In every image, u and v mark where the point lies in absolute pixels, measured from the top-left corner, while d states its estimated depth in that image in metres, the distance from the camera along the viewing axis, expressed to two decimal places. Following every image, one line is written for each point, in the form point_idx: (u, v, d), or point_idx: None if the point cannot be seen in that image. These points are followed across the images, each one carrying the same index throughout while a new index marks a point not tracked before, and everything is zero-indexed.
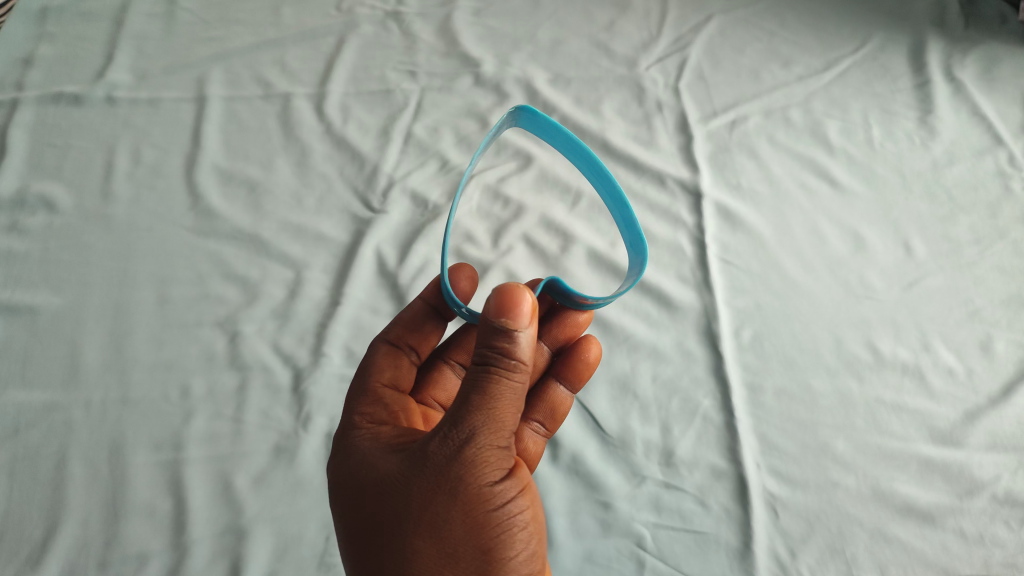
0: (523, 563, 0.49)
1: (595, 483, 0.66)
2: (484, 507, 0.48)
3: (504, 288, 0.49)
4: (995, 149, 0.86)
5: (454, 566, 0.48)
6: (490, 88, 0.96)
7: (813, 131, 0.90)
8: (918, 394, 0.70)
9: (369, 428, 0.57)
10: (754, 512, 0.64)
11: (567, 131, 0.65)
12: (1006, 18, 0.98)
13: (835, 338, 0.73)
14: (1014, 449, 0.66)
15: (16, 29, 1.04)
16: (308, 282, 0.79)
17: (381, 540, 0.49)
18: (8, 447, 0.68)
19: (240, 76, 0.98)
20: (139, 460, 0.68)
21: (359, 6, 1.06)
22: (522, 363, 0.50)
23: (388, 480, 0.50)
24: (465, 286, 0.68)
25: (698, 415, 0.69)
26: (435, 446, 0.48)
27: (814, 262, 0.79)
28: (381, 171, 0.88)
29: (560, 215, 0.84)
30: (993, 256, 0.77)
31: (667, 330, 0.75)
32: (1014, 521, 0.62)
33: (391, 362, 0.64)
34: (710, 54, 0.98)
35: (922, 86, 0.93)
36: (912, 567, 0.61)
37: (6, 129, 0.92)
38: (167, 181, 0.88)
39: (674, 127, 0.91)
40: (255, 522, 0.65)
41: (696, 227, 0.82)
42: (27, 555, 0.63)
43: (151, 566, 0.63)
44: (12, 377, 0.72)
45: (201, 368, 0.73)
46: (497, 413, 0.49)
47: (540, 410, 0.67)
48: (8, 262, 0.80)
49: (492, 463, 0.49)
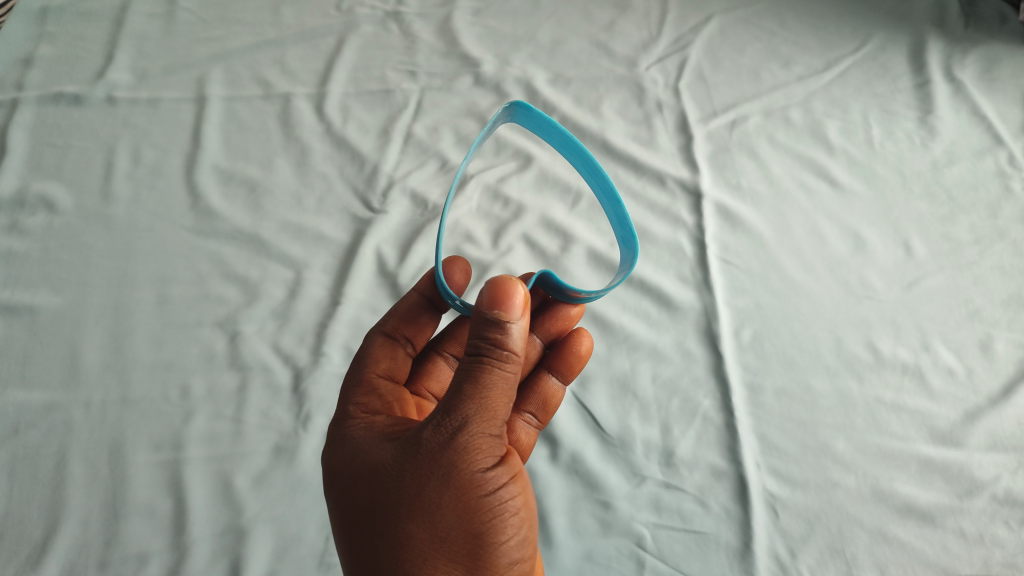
0: (513, 548, 0.49)
1: (595, 483, 0.66)
2: (476, 493, 0.48)
3: (497, 281, 0.50)
4: (995, 149, 0.86)
5: (447, 550, 0.48)
6: (490, 88, 0.96)
7: (813, 131, 0.90)
8: (918, 394, 0.70)
9: (363, 418, 0.57)
10: (755, 513, 0.64)
11: (561, 127, 0.66)
12: (1006, 18, 0.98)
13: (835, 338, 0.73)
14: (1014, 449, 0.66)
15: (16, 29, 1.04)
16: (309, 282, 0.79)
17: (375, 526, 0.49)
18: (8, 447, 0.68)
19: (240, 76, 0.98)
20: (139, 459, 0.68)
21: (359, 6, 1.06)
22: (515, 353, 0.50)
23: (381, 468, 0.50)
24: (459, 279, 0.68)
25: (698, 415, 0.69)
26: (428, 434, 0.48)
27: (814, 261, 0.79)
28: (381, 171, 0.88)
29: (560, 214, 0.84)
30: (993, 256, 0.77)
31: (667, 331, 0.75)
32: (1014, 521, 0.62)
33: (387, 353, 0.64)
34: (710, 53, 0.98)
35: (922, 86, 0.93)
36: (912, 567, 0.61)
37: (5, 129, 0.92)
38: (167, 180, 0.88)
39: (674, 127, 0.91)
40: (255, 522, 0.65)
41: (696, 227, 0.82)
42: (27, 555, 0.63)
43: (151, 566, 0.63)
44: (12, 377, 0.72)
45: (201, 367, 0.73)
46: (489, 402, 0.49)
47: (532, 402, 0.67)
48: (8, 262, 0.80)
49: (485, 450, 0.49)
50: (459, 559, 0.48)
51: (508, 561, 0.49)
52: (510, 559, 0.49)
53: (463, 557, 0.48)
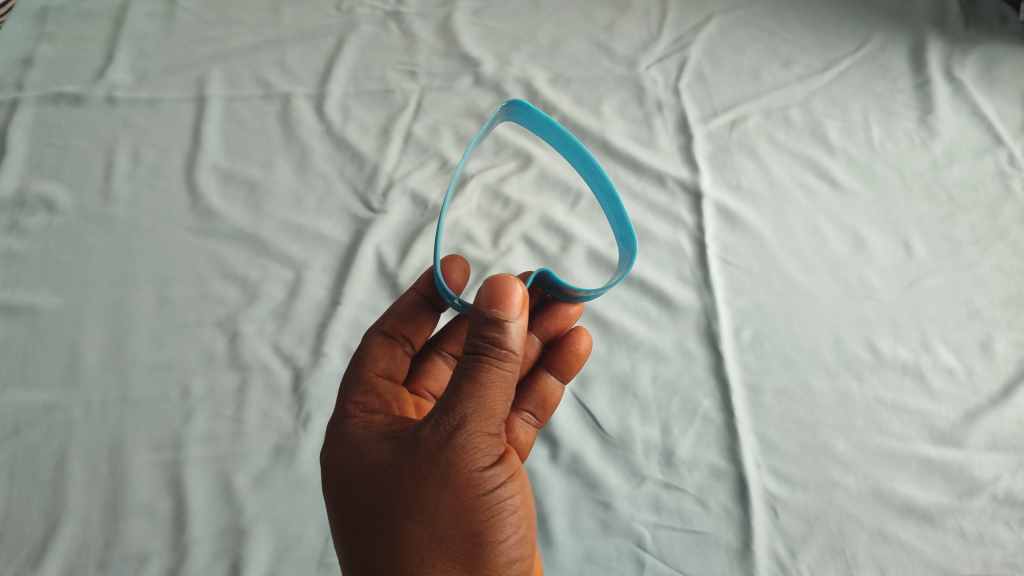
0: (511, 547, 0.49)
1: (595, 483, 0.66)
2: (474, 492, 0.48)
3: (496, 279, 0.50)
4: (995, 149, 0.86)
5: (445, 549, 0.48)
6: (490, 88, 0.96)
7: (813, 131, 0.90)
8: (918, 394, 0.70)
9: (362, 417, 0.57)
10: (755, 513, 0.64)
11: (560, 126, 0.66)
12: (1006, 18, 0.98)
13: (835, 338, 0.73)
14: (1014, 449, 0.66)
15: (16, 28, 1.04)
16: (309, 282, 0.79)
17: (373, 525, 0.49)
18: (9, 447, 0.68)
19: (240, 76, 0.98)
20: (140, 459, 0.68)
21: (359, 6, 1.06)
22: (513, 352, 0.50)
23: (380, 467, 0.50)
24: (458, 278, 0.68)
25: (698, 415, 0.69)
26: (426, 433, 0.49)
27: (814, 261, 0.79)
28: (381, 171, 0.88)
29: (560, 214, 0.84)
30: (993, 256, 0.77)
31: (667, 330, 0.75)
32: (1014, 521, 0.62)
33: (385, 352, 0.64)
34: (710, 53, 0.98)
35: (922, 86, 0.93)
36: (912, 568, 0.61)
37: (5, 129, 0.92)
38: (167, 180, 0.88)
39: (674, 127, 0.91)
40: (255, 522, 0.65)
41: (696, 227, 0.82)
42: (27, 555, 0.63)
43: (151, 566, 0.63)
44: (12, 377, 0.72)
45: (201, 367, 0.73)
46: (487, 400, 0.49)
47: (531, 401, 0.67)
48: (8, 262, 0.80)
49: (483, 449, 0.49)
50: (458, 558, 0.48)
51: (506, 560, 0.49)
52: (509, 558, 0.49)
53: (462, 556, 0.48)
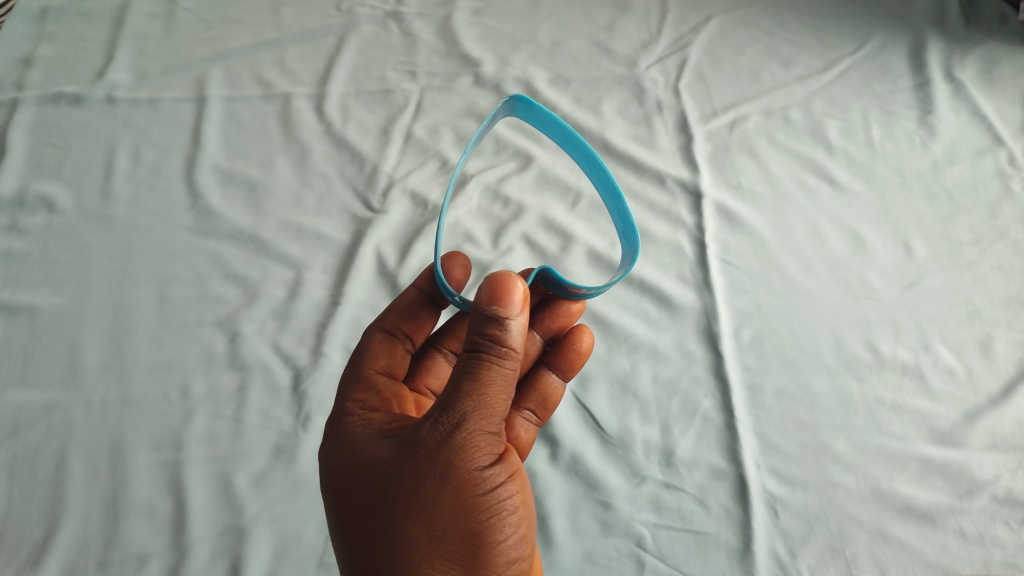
0: (510, 547, 0.49)
1: (595, 483, 0.66)
2: (474, 491, 0.48)
3: (496, 276, 0.49)
4: (995, 149, 0.86)
5: (444, 549, 0.48)
6: (490, 88, 0.96)
7: (813, 131, 0.90)
8: (918, 394, 0.70)
9: (361, 415, 0.57)
10: (754, 512, 0.64)
11: (562, 122, 0.66)
12: (1006, 18, 0.98)
13: (835, 338, 0.73)
14: (1014, 449, 0.66)
15: (16, 29, 1.04)
16: (308, 282, 0.79)
17: (372, 524, 0.49)
18: (8, 448, 0.68)
19: (240, 76, 0.98)
20: (140, 459, 0.68)
21: (359, 6, 1.06)
22: (513, 350, 0.50)
23: (379, 465, 0.50)
24: (459, 275, 0.68)
25: (697, 415, 0.69)
26: (426, 431, 0.48)
27: (814, 261, 0.79)
28: (381, 171, 0.88)
29: (560, 215, 0.84)
30: (993, 256, 0.77)
31: (667, 331, 0.75)
32: (1014, 521, 0.62)
33: (385, 350, 0.63)
34: (710, 53, 0.99)
35: (922, 86, 0.93)
36: (912, 567, 0.61)
37: (5, 129, 0.92)
38: (167, 180, 0.88)
39: (674, 127, 0.91)
40: (255, 522, 0.65)
41: (696, 227, 0.82)
42: (27, 556, 0.63)
43: (151, 566, 0.63)
44: (12, 377, 0.72)
45: (201, 367, 0.73)
46: (488, 399, 0.49)
47: (532, 399, 0.67)
48: (8, 262, 0.80)
49: (483, 449, 0.49)
50: (457, 558, 0.48)
51: (505, 560, 0.49)
52: (508, 558, 0.49)
53: (461, 556, 0.48)
